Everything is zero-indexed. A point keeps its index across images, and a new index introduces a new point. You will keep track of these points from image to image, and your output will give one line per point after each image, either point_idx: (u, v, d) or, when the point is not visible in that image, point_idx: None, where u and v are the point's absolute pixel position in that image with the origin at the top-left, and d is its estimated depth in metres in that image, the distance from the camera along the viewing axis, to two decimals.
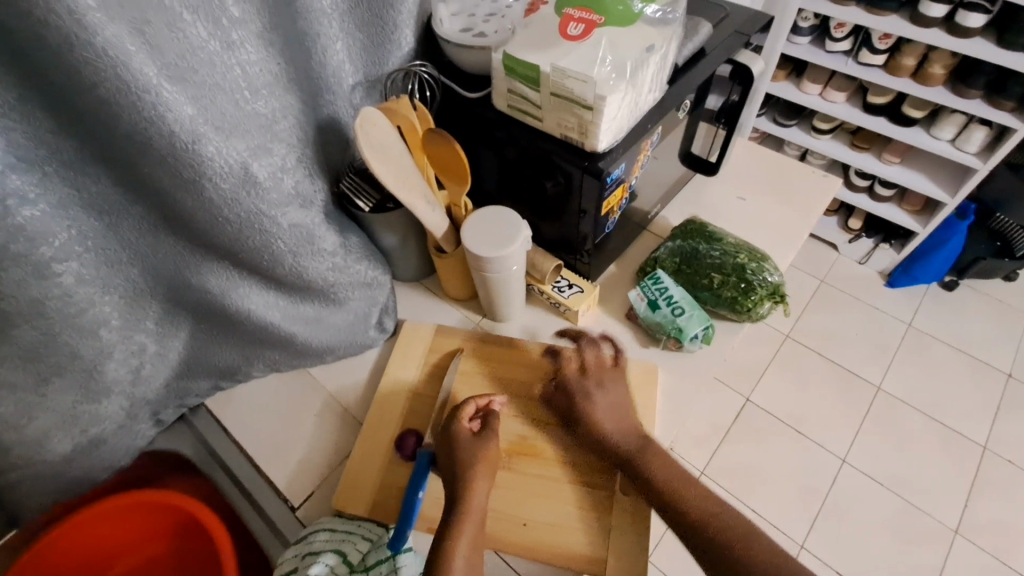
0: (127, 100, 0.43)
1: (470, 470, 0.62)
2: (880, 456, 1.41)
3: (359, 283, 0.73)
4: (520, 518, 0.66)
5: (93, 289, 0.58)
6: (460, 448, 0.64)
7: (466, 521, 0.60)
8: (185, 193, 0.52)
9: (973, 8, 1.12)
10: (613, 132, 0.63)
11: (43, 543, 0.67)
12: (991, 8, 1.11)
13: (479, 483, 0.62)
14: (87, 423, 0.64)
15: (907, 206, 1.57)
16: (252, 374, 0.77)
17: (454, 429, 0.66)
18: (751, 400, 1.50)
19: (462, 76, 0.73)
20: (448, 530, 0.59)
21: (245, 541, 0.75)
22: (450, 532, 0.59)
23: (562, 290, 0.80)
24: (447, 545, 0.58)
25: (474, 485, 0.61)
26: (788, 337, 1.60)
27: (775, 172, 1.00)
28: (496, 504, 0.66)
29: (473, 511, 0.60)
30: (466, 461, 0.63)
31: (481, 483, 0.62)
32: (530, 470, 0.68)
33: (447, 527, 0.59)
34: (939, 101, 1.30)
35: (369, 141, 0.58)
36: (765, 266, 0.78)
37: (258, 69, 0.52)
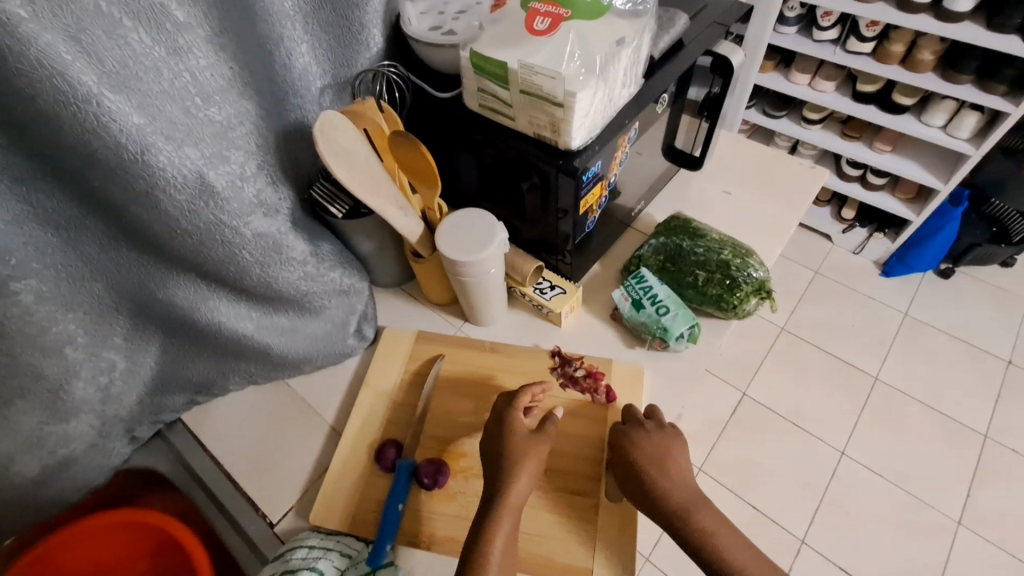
0: (67, 111, 0.41)
1: (515, 461, 0.59)
2: (880, 448, 1.40)
3: (335, 291, 0.72)
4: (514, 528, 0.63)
5: (54, 307, 0.56)
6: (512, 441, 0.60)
7: (504, 519, 0.56)
8: (139, 206, 0.50)
9: None
10: (587, 129, 0.61)
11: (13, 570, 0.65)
12: None
13: (523, 476, 0.58)
14: (54, 445, 0.62)
15: (900, 194, 1.56)
16: (229, 387, 0.75)
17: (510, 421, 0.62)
18: (749, 395, 1.48)
19: (433, 75, 0.71)
20: (482, 538, 0.55)
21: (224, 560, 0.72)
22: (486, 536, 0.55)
23: (544, 291, 0.78)
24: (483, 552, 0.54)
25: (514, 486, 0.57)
26: (783, 331, 1.58)
27: (762, 164, 0.98)
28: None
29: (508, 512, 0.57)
30: (513, 459, 0.59)
31: (526, 478, 0.58)
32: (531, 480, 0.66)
33: (482, 535, 0.55)
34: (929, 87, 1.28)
35: (332, 145, 0.56)
36: (750, 262, 0.76)
37: (209, 75, 0.50)
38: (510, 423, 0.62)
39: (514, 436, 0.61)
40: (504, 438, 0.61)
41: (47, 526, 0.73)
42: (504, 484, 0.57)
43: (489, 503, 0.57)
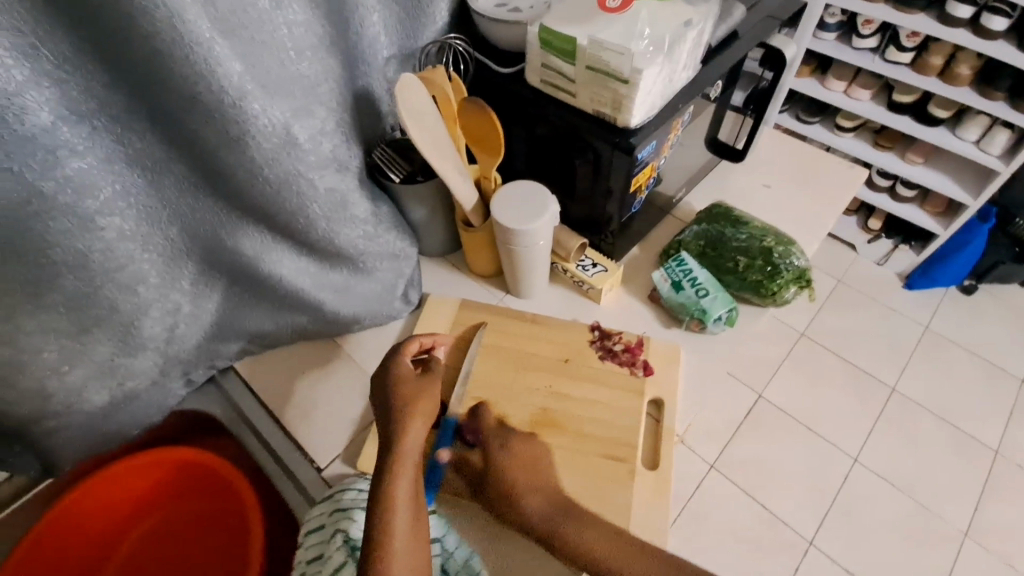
0: (180, 51, 0.44)
1: (407, 406, 0.60)
2: (896, 451, 1.26)
3: (387, 254, 0.75)
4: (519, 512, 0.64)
5: (133, 246, 0.60)
6: (403, 380, 0.63)
7: (403, 458, 0.55)
8: (228, 151, 0.53)
9: (995, 11, 1.11)
10: (646, 107, 0.63)
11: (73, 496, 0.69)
12: (1012, 12, 1.11)
13: (415, 419, 0.59)
14: (123, 377, 0.65)
15: (928, 207, 1.57)
16: (280, 339, 0.78)
17: (393, 360, 0.65)
18: (747, 416, 0.98)
19: (494, 51, 0.73)
20: (387, 471, 0.54)
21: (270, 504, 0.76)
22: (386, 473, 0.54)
23: (586, 268, 0.81)
24: (388, 482, 0.53)
25: (410, 424, 0.58)
26: (801, 338, 1.31)
27: (800, 160, 0.99)
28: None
29: (407, 448, 0.56)
30: (406, 397, 0.61)
31: (421, 419, 0.59)
32: (539, 441, 0.69)
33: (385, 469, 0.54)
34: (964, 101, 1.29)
35: (409, 107, 0.59)
36: (792, 250, 0.78)
37: (300, 30, 0.52)
38: (395, 370, 0.64)
39: (401, 384, 0.63)
40: (391, 385, 0.63)
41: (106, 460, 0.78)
42: (397, 426, 0.57)
43: (383, 455, 0.55)
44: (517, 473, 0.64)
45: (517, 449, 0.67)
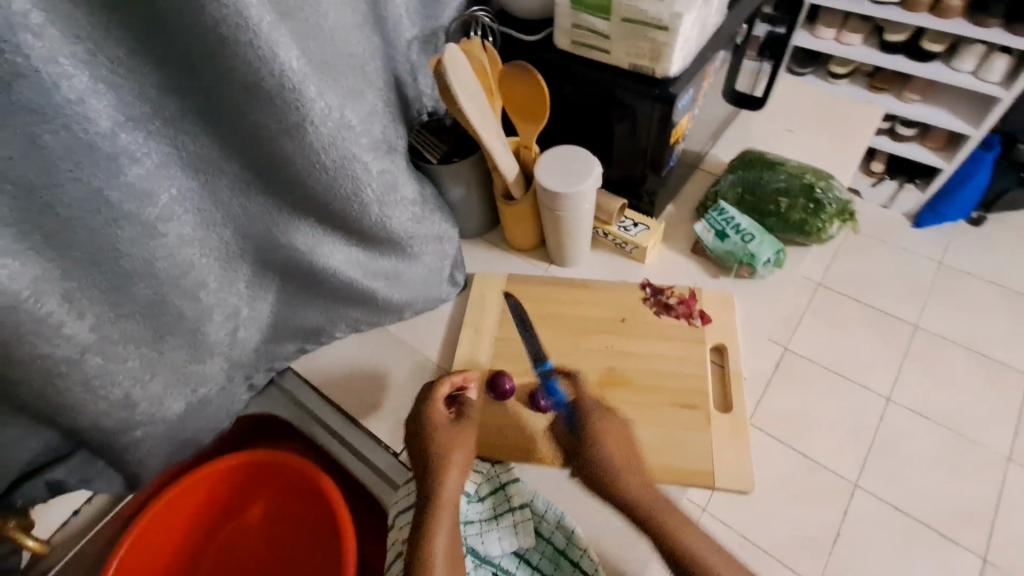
0: (243, 36, 0.45)
1: (442, 454, 0.61)
2: (926, 390, 1.16)
3: (433, 236, 0.74)
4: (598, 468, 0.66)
5: (193, 250, 0.59)
6: (434, 427, 0.63)
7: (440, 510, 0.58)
8: (286, 139, 0.54)
9: None
10: (683, 55, 0.64)
11: (161, 502, 0.72)
12: None
13: (452, 468, 0.61)
14: (195, 383, 0.66)
15: (931, 144, 1.51)
16: (335, 335, 0.78)
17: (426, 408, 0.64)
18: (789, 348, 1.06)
19: (515, 21, 0.73)
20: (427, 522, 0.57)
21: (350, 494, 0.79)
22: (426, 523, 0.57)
23: (628, 228, 0.81)
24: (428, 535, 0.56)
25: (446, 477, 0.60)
26: (819, 286, 1.23)
27: (817, 103, 1.00)
28: (591, 445, 0.67)
29: (444, 497, 0.59)
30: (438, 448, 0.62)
31: (455, 472, 0.61)
32: (608, 399, 0.69)
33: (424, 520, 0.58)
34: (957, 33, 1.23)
35: (458, 78, 0.60)
36: (833, 185, 0.81)
37: (343, 12, 0.54)
38: (427, 418, 0.64)
39: (434, 432, 0.63)
40: (425, 431, 0.63)
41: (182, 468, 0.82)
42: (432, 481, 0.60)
43: (423, 498, 0.59)
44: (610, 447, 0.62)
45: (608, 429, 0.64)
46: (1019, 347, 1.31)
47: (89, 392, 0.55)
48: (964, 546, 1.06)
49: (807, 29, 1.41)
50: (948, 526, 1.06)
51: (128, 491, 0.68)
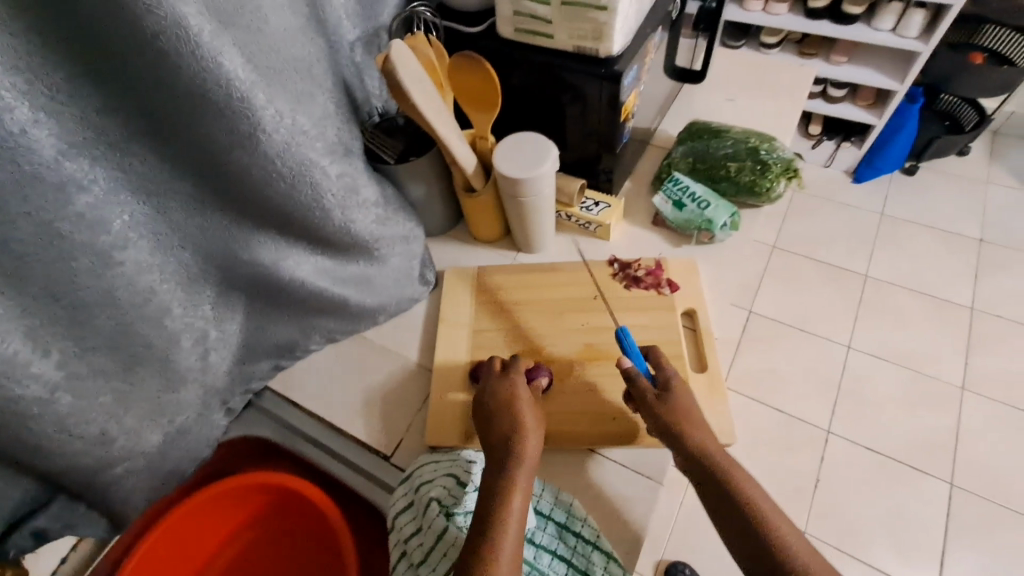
0: (185, 48, 0.44)
1: (519, 416, 0.61)
2: (881, 334, 1.21)
3: (398, 237, 0.74)
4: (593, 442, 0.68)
5: (152, 276, 0.57)
6: (502, 394, 0.64)
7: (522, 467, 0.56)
8: (239, 150, 0.53)
9: None
10: (624, 33, 0.65)
11: (151, 541, 0.71)
12: None
13: (531, 428, 0.60)
14: (172, 413, 0.64)
15: (861, 102, 1.58)
16: (310, 348, 0.77)
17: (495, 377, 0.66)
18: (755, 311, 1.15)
19: (457, 15, 0.74)
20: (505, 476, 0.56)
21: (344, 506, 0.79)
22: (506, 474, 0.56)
23: (590, 208, 0.83)
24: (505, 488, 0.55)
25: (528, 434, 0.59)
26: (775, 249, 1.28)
27: (754, 70, 1.04)
28: (578, 421, 0.68)
29: (528, 455, 0.58)
30: (512, 411, 0.62)
31: (535, 433, 0.60)
32: (590, 374, 0.71)
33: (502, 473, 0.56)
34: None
35: (409, 73, 0.60)
36: (775, 146, 0.84)
37: (284, 16, 0.53)
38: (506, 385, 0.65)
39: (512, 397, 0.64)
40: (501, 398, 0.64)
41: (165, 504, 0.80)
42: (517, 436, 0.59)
43: (505, 454, 0.58)
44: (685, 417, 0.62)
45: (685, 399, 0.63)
46: (957, 282, 1.40)
47: (63, 433, 0.53)
48: (936, 476, 1.12)
49: (736, 3, 1.46)
50: (919, 459, 1.12)
51: (114, 533, 0.66)
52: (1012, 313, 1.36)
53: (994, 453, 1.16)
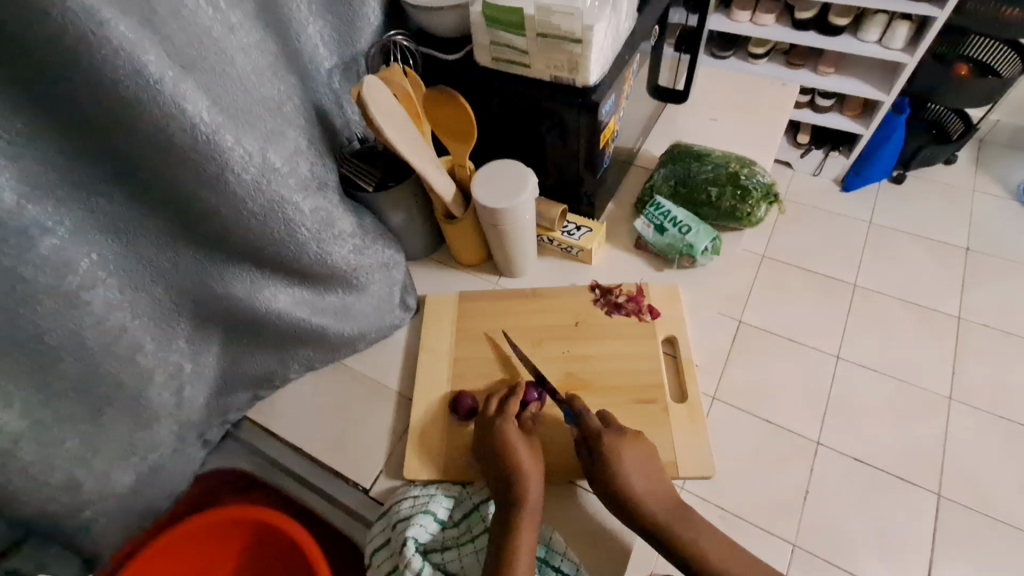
0: (146, 94, 0.44)
1: (514, 457, 0.62)
2: (880, 348, 1.23)
3: (378, 265, 0.73)
4: (575, 475, 0.67)
5: (123, 314, 0.57)
6: (495, 434, 0.64)
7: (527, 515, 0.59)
8: (209, 190, 0.52)
9: None
10: (600, 63, 0.65)
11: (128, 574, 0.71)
12: None
13: (531, 469, 0.62)
14: (145, 450, 0.63)
15: (848, 112, 1.56)
16: (290, 377, 0.76)
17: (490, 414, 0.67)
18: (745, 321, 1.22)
19: (435, 41, 0.73)
20: (511, 526, 0.58)
21: (325, 531, 0.79)
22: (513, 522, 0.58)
23: (572, 233, 0.82)
24: (513, 540, 0.57)
25: (529, 473, 0.61)
26: (765, 256, 1.36)
27: (738, 88, 1.04)
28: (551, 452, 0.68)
29: (530, 497, 0.60)
30: (506, 451, 0.63)
31: (536, 471, 0.62)
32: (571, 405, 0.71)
33: (509, 521, 0.59)
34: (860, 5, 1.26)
35: (380, 107, 0.59)
36: (755, 170, 0.85)
37: (251, 54, 0.53)
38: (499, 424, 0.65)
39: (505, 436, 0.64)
40: (496, 438, 0.64)
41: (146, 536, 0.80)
42: (518, 483, 0.61)
43: (509, 501, 0.60)
44: (632, 475, 0.61)
45: (629, 459, 0.62)
46: (944, 293, 1.40)
47: (28, 480, 0.53)
48: (925, 488, 1.10)
49: (724, 13, 1.46)
50: (910, 471, 1.10)
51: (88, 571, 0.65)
52: (997, 321, 1.36)
53: (983, 465, 1.15)
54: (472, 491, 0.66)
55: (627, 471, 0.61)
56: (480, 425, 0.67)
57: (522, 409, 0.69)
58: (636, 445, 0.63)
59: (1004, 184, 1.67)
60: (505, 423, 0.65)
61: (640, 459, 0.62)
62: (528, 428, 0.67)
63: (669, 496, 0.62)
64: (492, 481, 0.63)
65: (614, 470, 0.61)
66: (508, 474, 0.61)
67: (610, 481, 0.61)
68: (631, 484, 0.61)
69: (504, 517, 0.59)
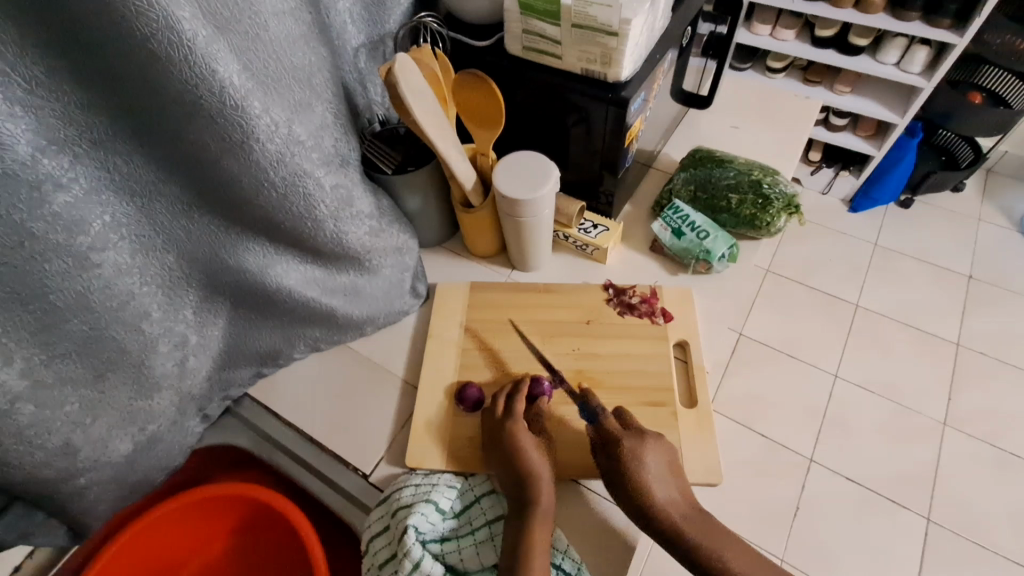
0: (178, 52, 0.42)
1: (525, 457, 0.61)
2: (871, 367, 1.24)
3: (392, 249, 0.72)
4: (582, 473, 0.66)
5: (131, 279, 0.55)
6: (506, 432, 0.64)
7: (542, 519, 0.58)
8: (231, 157, 0.51)
9: None
10: (633, 59, 0.64)
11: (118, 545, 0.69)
12: None
13: (542, 469, 0.61)
14: (143, 420, 0.62)
15: (861, 132, 1.54)
16: (294, 356, 0.75)
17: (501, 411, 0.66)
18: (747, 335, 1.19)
19: (465, 26, 0.72)
20: (524, 530, 0.58)
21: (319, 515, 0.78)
22: (527, 525, 0.58)
23: (588, 231, 0.81)
24: (527, 542, 0.57)
25: (542, 474, 0.61)
26: (768, 272, 1.38)
27: (761, 99, 1.03)
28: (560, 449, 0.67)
29: (544, 499, 0.60)
30: (517, 449, 0.62)
31: (548, 471, 0.61)
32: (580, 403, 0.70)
33: (523, 524, 0.58)
34: (881, 27, 1.26)
35: (411, 88, 0.58)
36: (778, 180, 0.84)
37: (285, 22, 0.52)
38: (511, 423, 0.64)
39: (516, 435, 0.63)
40: (507, 436, 0.63)
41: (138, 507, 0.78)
42: (531, 487, 0.60)
43: (523, 502, 0.60)
44: (653, 481, 0.60)
45: (650, 461, 0.61)
46: (944, 318, 1.40)
47: (22, 444, 0.51)
48: (912, 509, 1.11)
49: (745, 25, 1.45)
50: (900, 494, 1.12)
51: (77, 540, 0.64)
52: (996, 350, 1.36)
53: (971, 492, 1.16)
54: (475, 483, 0.65)
55: (645, 473, 0.61)
56: (490, 421, 0.66)
57: (531, 405, 0.68)
58: (667, 466, 0.62)
59: (1009, 215, 1.64)
60: (515, 420, 0.65)
61: (661, 462, 0.62)
62: (539, 425, 0.66)
63: (688, 503, 0.61)
64: (503, 479, 0.62)
65: (636, 470, 0.61)
66: (525, 478, 0.60)
67: (630, 479, 0.60)
68: (648, 484, 0.60)
69: (518, 518, 0.59)
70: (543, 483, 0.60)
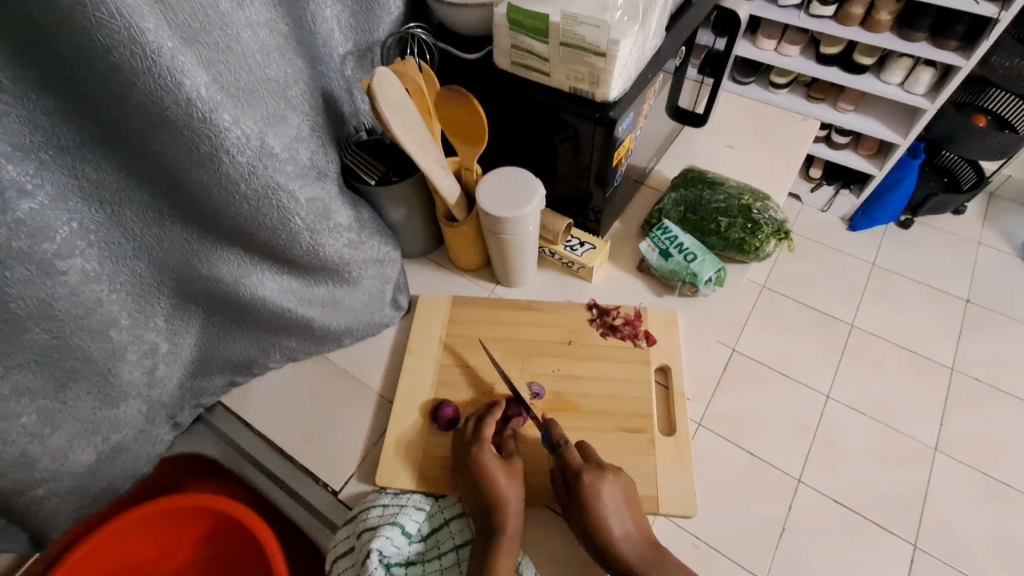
0: (142, 64, 0.41)
1: (492, 484, 0.60)
2: (862, 387, 1.23)
3: (372, 261, 0.70)
4: (550, 498, 0.64)
5: (99, 287, 0.54)
6: (474, 456, 0.62)
7: (505, 550, 0.57)
8: (202, 168, 0.50)
9: None
10: (622, 80, 0.63)
11: (80, 552, 0.69)
12: None
13: (507, 497, 0.60)
14: (108, 429, 0.61)
15: (862, 151, 1.52)
16: (269, 365, 0.74)
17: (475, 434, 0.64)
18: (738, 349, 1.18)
19: (456, 39, 0.71)
20: (486, 554, 0.57)
21: (289, 526, 0.77)
22: (490, 550, 0.57)
23: (574, 248, 0.80)
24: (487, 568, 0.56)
25: (509, 499, 0.60)
26: (762, 288, 1.39)
27: (760, 117, 1.02)
28: (533, 475, 0.65)
29: (510, 524, 0.58)
30: (487, 476, 0.60)
31: (515, 498, 0.60)
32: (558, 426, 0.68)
33: (485, 551, 0.57)
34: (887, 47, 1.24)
35: (390, 102, 0.57)
36: (768, 205, 0.83)
37: (259, 31, 0.51)
38: (477, 447, 0.62)
39: (484, 461, 0.61)
40: (475, 459, 0.62)
41: (106, 511, 0.78)
42: (496, 516, 0.58)
43: (489, 530, 0.58)
44: (611, 512, 0.58)
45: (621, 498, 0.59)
46: (938, 341, 1.38)
47: None
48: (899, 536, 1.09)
49: (749, 39, 1.42)
50: (888, 520, 1.10)
51: (36, 547, 0.63)
52: (990, 376, 1.33)
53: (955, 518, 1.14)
54: (445, 505, 0.64)
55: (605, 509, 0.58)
56: (459, 443, 0.65)
57: (502, 427, 0.67)
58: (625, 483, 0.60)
59: (1011, 240, 1.62)
60: (484, 444, 0.63)
61: (618, 496, 0.60)
62: (510, 449, 0.65)
63: (643, 537, 0.59)
64: (468, 505, 0.61)
65: (590, 507, 0.58)
66: (489, 505, 0.59)
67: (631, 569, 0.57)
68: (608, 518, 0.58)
69: (481, 547, 0.58)
70: (509, 511, 0.59)
